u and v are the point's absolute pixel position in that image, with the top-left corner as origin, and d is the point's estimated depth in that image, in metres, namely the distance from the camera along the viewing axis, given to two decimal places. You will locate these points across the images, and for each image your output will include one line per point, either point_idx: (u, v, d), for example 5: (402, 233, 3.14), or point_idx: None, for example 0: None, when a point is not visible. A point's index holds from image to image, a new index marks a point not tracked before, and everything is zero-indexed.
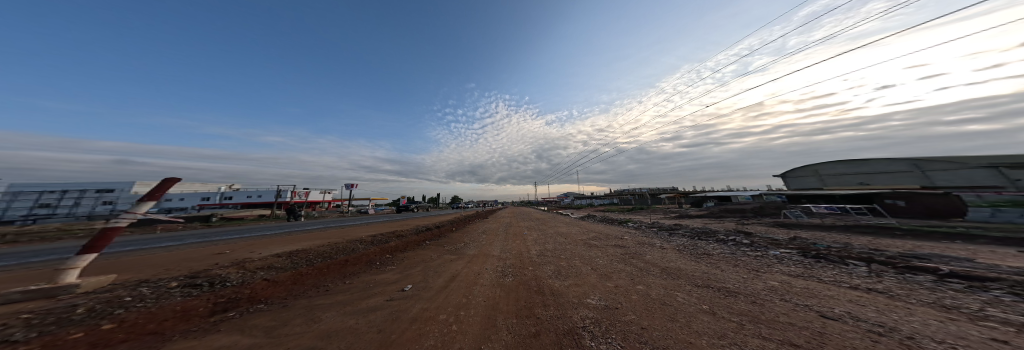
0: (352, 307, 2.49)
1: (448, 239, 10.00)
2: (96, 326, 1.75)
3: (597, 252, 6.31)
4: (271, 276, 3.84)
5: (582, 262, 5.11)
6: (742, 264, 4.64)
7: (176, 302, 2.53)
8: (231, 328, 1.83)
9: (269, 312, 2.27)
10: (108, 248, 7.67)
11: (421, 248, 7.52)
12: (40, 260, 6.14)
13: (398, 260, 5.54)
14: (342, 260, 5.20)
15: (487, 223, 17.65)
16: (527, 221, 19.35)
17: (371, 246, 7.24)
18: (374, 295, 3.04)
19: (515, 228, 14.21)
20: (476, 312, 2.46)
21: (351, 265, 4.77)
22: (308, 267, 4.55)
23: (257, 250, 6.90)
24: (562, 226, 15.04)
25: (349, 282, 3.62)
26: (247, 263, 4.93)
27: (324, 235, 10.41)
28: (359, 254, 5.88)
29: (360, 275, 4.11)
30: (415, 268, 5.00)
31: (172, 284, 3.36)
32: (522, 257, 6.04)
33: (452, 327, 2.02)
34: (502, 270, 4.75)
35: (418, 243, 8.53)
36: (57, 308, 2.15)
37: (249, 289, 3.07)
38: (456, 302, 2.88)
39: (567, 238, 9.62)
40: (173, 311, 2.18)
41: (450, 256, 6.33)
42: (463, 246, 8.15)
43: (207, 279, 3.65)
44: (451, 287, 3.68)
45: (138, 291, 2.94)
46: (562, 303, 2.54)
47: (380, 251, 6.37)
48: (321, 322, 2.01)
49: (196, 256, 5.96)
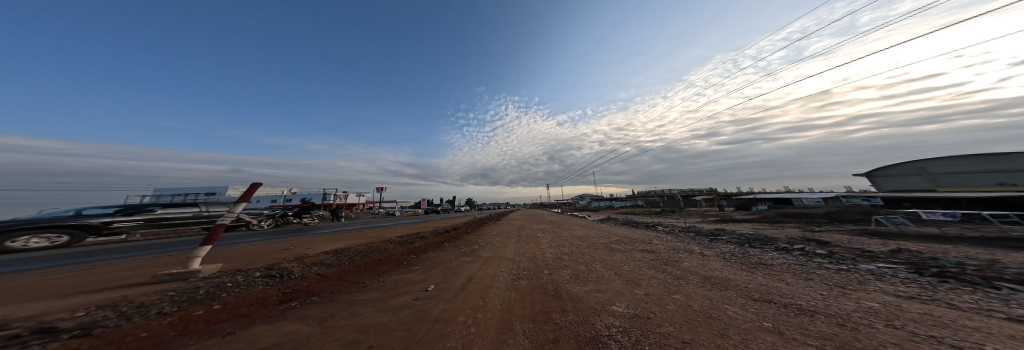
0: (384, 304, 2.69)
1: (462, 241, 10.32)
2: (210, 305, 2.30)
3: (622, 257, 6.04)
4: (323, 272, 4.27)
5: (605, 267, 4.99)
6: (811, 279, 4.09)
7: (258, 290, 2.93)
8: (293, 316, 2.08)
9: (319, 304, 2.53)
10: (203, 242, 9.22)
11: (439, 249, 7.82)
12: (163, 250, 7.60)
13: (421, 261, 5.85)
14: (375, 258, 5.60)
15: (498, 226, 17.88)
16: (546, 223, 18.97)
17: (400, 246, 7.72)
18: (402, 294, 3.25)
19: (527, 230, 14.25)
20: (494, 315, 2.49)
21: (383, 264, 5.14)
22: (350, 264, 5.01)
23: (307, 246, 7.70)
24: (581, 229, 14.55)
25: (382, 280, 3.92)
26: (306, 258, 5.57)
27: (358, 235, 11.24)
28: (389, 254, 6.28)
29: (390, 274, 4.40)
30: (435, 269, 5.18)
31: (257, 273, 3.96)
32: (536, 260, 6.00)
33: (470, 330, 2.07)
34: (519, 272, 4.85)
35: (438, 244, 8.91)
36: (183, 294, 2.72)
37: (305, 283, 3.45)
38: (473, 304, 2.95)
39: (584, 241, 9.44)
40: (257, 297, 2.55)
41: (466, 258, 6.51)
42: (493, 247, 8.44)
43: (280, 271, 4.21)
44: (483, 287, 3.82)
45: (235, 278, 3.48)
46: (582, 309, 2.49)
47: (404, 251, 6.68)
48: (361, 316, 2.19)
49: (268, 251, 6.86)
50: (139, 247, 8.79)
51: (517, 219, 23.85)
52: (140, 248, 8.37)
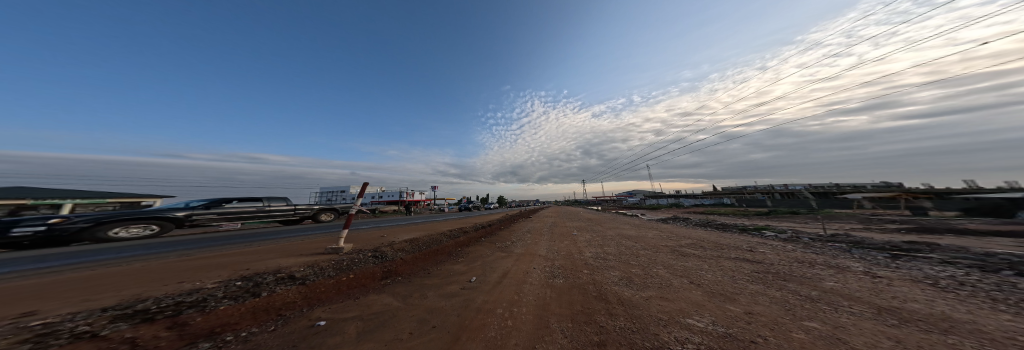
0: (440, 290, 3.23)
1: (497, 236, 10.86)
2: (340, 276, 3.59)
3: (700, 265, 5.33)
4: (404, 256, 5.21)
5: (670, 273, 4.51)
6: (1013, 300, 2.79)
7: (363, 269, 3.96)
8: (385, 292, 3.00)
9: (399, 285, 3.26)
10: (320, 230, 11.93)
11: (477, 244, 8.39)
12: (300, 235, 10.14)
13: (464, 253, 6.43)
14: (434, 249, 6.40)
15: (532, 222, 17.94)
16: (600, 222, 17.85)
17: (453, 239, 8.61)
18: (452, 282, 3.73)
19: (562, 228, 13.93)
20: (528, 310, 2.65)
21: (439, 254, 5.85)
22: (422, 251, 5.91)
23: (388, 234, 9.30)
24: (644, 229, 13.11)
25: (439, 268, 4.50)
26: (397, 244, 6.82)
27: (421, 227, 12.82)
28: (442, 245, 7.10)
29: (443, 263, 4.97)
30: (476, 262, 5.66)
31: (370, 253, 5.23)
32: (571, 258, 5.88)
33: (507, 322, 2.26)
34: (551, 269, 4.93)
35: (476, 239, 9.60)
36: (326, 267, 4.08)
37: (393, 265, 4.31)
38: (508, 298, 3.18)
39: (645, 243, 8.59)
40: (359, 278, 3.56)
41: (500, 253, 6.86)
42: (552, 244, 8.34)
43: (380, 252, 5.35)
44: (528, 282, 4.04)
45: (357, 256, 4.79)
46: (634, 317, 2.41)
47: (452, 244, 7.45)
48: (424, 300, 2.87)
49: (369, 236, 8.59)
50: (283, 231, 11.83)
51: (568, 217, 23.14)
52: (285, 232, 11.31)
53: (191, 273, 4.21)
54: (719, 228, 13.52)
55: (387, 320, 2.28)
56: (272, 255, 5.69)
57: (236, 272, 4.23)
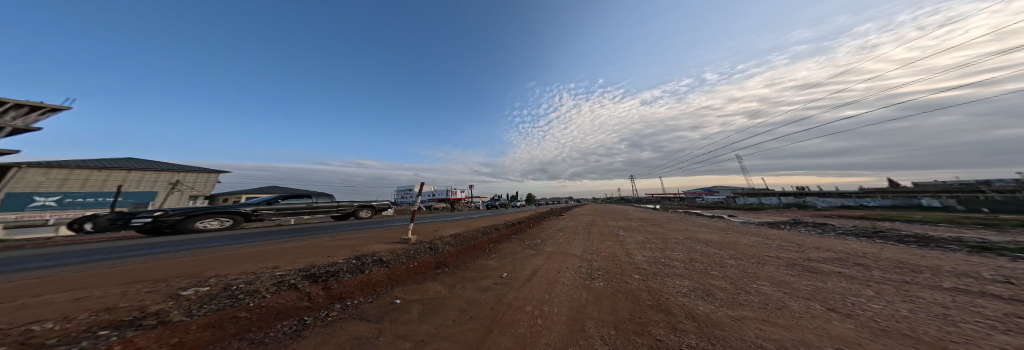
0: (474, 284, 3.39)
1: (527, 234, 10.81)
2: (410, 262, 4.18)
3: (790, 273, 4.19)
4: (453, 248, 5.69)
5: (768, 285, 3.47)
6: None
7: (422, 258, 4.49)
8: (433, 281, 3.34)
9: (444, 276, 3.56)
10: (382, 222, 13.94)
11: (508, 241, 8.51)
12: (368, 226, 12.04)
13: (497, 250, 6.59)
14: (473, 244, 6.76)
15: (569, 221, 17.22)
16: (659, 222, 15.73)
17: (491, 235, 8.94)
18: (485, 277, 3.86)
19: (603, 228, 12.99)
20: (560, 311, 2.54)
21: (475, 250, 6.13)
22: (466, 245, 6.33)
23: (438, 228, 10.25)
24: (720, 233, 10.86)
25: (475, 263, 4.73)
26: (451, 237, 7.51)
27: (462, 223, 13.70)
28: (477, 241, 7.45)
29: (478, 258, 5.21)
30: (508, 258, 5.75)
31: (434, 243, 5.92)
32: (611, 261, 5.43)
33: (537, 321, 2.21)
34: (589, 271, 4.63)
35: (506, 236, 9.72)
36: (401, 253, 4.80)
37: (444, 257, 4.75)
38: (539, 296, 3.12)
39: (723, 249, 7.06)
40: (418, 267, 4.05)
41: (531, 251, 6.80)
42: (602, 245, 7.62)
43: (438, 243, 5.99)
44: (566, 282, 3.86)
45: (422, 246, 5.49)
46: (691, 327, 2.06)
47: (486, 240, 7.75)
48: (459, 291, 3.09)
49: (423, 230, 9.64)
50: (356, 222, 14.24)
51: (620, 216, 21.09)
52: (358, 223, 13.59)
53: (311, 252, 5.52)
54: (848, 233, 10.03)
55: (436, 308, 2.59)
56: (371, 241, 6.90)
57: (352, 252, 5.26)
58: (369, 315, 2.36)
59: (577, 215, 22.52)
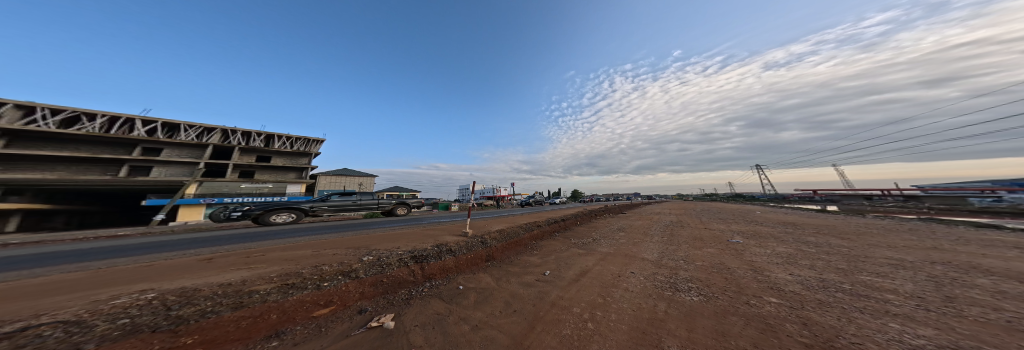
0: (518, 279, 3.50)
1: (573, 232, 10.35)
2: (470, 253, 4.61)
3: (989, 290, 2.77)
4: (499, 243, 5.97)
5: (947, 303, 2.37)
6: None
7: (474, 250, 4.89)
8: (482, 273, 3.58)
9: (490, 269, 3.79)
10: (439, 216, 15.77)
11: (552, 238, 8.37)
12: (428, 219, 13.75)
13: (540, 247, 6.58)
14: (517, 239, 6.90)
15: (621, 220, 15.54)
16: (789, 224, 11.41)
17: (535, 231, 8.93)
18: (528, 273, 3.91)
19: (669, 228, 11.19)
20: (611, 316, 2.36)
21: (518, 246, 6.27)
22: (511, 241, 6.54)
23: (487, 224, 10.88)
24: (913, 239, 7.00)
25: (518, 258, 4.86)
26: (500, 232, 7.88)
27: (506, 220, 14.06)
28: (521, 236, 7.57)
29: (522, 254, 5.33)
30: (550, 256, 5.66)
31: (488, 237, 6.33)
32: (677, 267, 4.64)
33: (585, 325, 2.11)
34: (673, 280, 3.73)
35: (550, 233, 9.57)
36: (464, 243, 5.36)
37: (490, 251, 5.03)
38: (586, 298, 2.96)
39: (904, 260, 4.64)
40: (473, 259, 4.43)
41: (576, 251, 6.47)
42: (692, 251, 6.05)
43: (488, 237, 6.37)
44: (641, 293, 3.21)
45: (478, 239, 5.96)
46: (795, 340, 1.64)
47: (529, 236, 7.82)
48: (504, 285, 3.23)
49: (473, 225, 10.39)
50: (418, 216, 16.53)
51: (716, 216, 16.70)
52: (420, 217, 15.72)
53: (394, 238, 6.71)
54: None
55: (487, 297, 2.81)
56: (446, 232, 7.89)
57: (435, 241, 6.04)
58: (444, 296, 2.78)
59: (651, 214, 19.26)
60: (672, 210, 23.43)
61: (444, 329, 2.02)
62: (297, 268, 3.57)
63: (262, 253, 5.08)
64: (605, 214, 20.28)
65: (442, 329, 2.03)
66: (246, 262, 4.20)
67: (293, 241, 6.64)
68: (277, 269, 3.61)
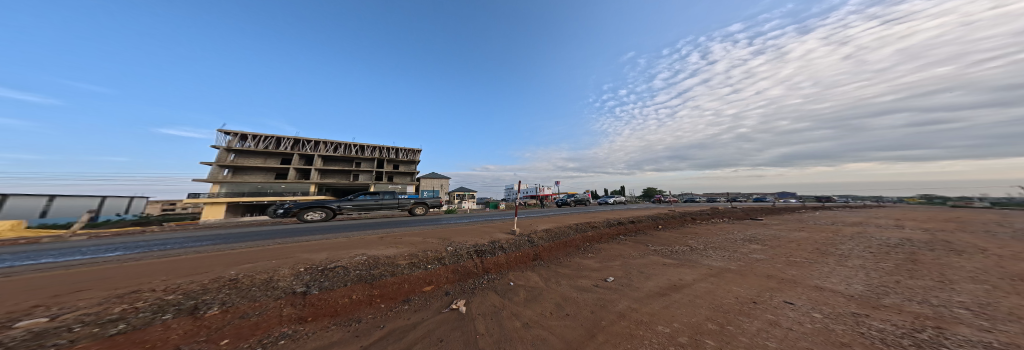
0: (573, 282, 3.36)
1: (645, 237, 8.83)
2: (519, 252, 4.72)
3: None
4: (548, 243, 5.82)
5: None
6: None
7: (523, 248, 4.97)
8: (533, 272, 3.61)
9: (541, 269, 3.78)
10: (487, 215, 16.67)
11: (609, 241, 7.46)
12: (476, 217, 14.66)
13: (595, 250, 6.01)
14: (569, 240, 6.54)
15: (703, 227, 12.34)
16: None
17: (587, 231, 8.19)
18: (584, 276, 3.68)
19: (786, 239, 8.11)
20: (699, 337, 1.95)
21: (569, 248, 5.94)
22: (561, 241, 6.24)
23: (532, 224, 10.57)
24: None
25: (571, 260, 4.62)
26: (548, 231, 7.64)
27: (553, 220, 13.28)
28: (572, 237, 7.11)
29: (574, 256, 5.04)
30: (610, 260, 5.06)
31: (537, 236, 6.26)
32: (810, 289, 3.30)
33: (660, 344, 1.83)
34: (817, 306, 2.60)
35: (605, 234, 8.56)
36: (514, 241, 5.50)
37: (539, 251, 4.99)
38: (661, 315, 2.54)
39: None
40: (522, 258, 4.52)
41: (642, 258, 5.54)
42: (914, 283, 3.54)
43: (536, 236, 6.28)
44: (780, 319, 2.20)
45: (527, 238, 5.99)
46: None
47: (581, 237, 7.25)
48: (559, 286, 3.17)
49: (519, 224, 10.36)
50: (469, 215, 17.94)
51: (1002, 235, 8.86)
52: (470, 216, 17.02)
53: (447, 233, 7.48)
54: None
55: (539, 297, 2.83)
56: (492, 230, 8.19)
57: (485, 238, 6.41)
58: (497, 290, 2.98)
59: (816, 224, 12.59)
60: (864, 219, 14.48)
61: (500, 322, 2.18)
62: (385, 251, 4.60)
63: (401, 237, 6.65)
64: (716, 220, 15.04)
65: (498, 322, 2.20)
66: (391, 242, 5.73)
67: (391, 231, 8.14)
68: (373, 250, 4.73)
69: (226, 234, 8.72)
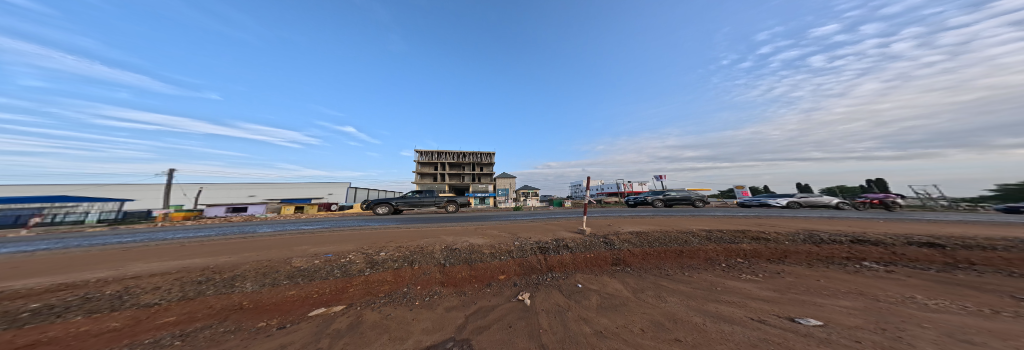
0: (697, 304, 2.29)
1: (891, 267, 4.27)
2: (599, 256, 4.03)
3: None
4: (646, 249, 4.41)
5: None
6: None
7: (599, 251, 4.23)
8: (618, 280, 2.94)
9: (631, 278, 2.99)
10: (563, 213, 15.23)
11: (782, 262, 4.30)
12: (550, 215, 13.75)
13: (748, 269, 3.72)
14: (689, 250, 4.53)
15: None
16: None
17: (721, 237, 5.27)
18: (726, 301, 2.37)
19: None
20: None
21: (690, 260, 4.10)
22: (666, 248, 4.51)
23: (613, 224, 8.30)
24: None
25: (692, 275, 3.19)
26: (643, 232, 5.80)
27: (653, 221, 9.48)
28: (695, 243, 4.87)
29: (701, 272, 3.42)
30: (778, 285, 2.96)
31: (630, 238, 4.91)
32: None
33: None
34: None
35: (767, 247, 5.06)
36: (595, 242, 4.69)
37: (623, 257, 4.00)
38: None
39: None
40: (602, 263, 3.82)
41: (885, 298, 2.73)
42: None
43: (627, 238, 4.94)
44: None
45: (618, 239, 4.83)
46: None
47: (716, 249, 4.68)
48: (667, 303, 2.31)
49: (597, 223, 8.55)
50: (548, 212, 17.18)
51: None
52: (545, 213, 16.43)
53: (519, 229, 7.71)
54: None
55: (616, 307, 2.27)
56: (557, 228, 7.48)
57: (548, 235, 6.04)
58: (561, 289, 2.79)
59: None
60: None
61: (564, 322, 2.03)
62: (472, 240, 5.70)
63: (486, 229, 7.86)
64: None
65: (562, 321, 2.06)
66: (481, 233, 6.86)
67: (466, 224, 9.66)
68: (465, 237, 6.03)
69: (397, 216, 14.09)
